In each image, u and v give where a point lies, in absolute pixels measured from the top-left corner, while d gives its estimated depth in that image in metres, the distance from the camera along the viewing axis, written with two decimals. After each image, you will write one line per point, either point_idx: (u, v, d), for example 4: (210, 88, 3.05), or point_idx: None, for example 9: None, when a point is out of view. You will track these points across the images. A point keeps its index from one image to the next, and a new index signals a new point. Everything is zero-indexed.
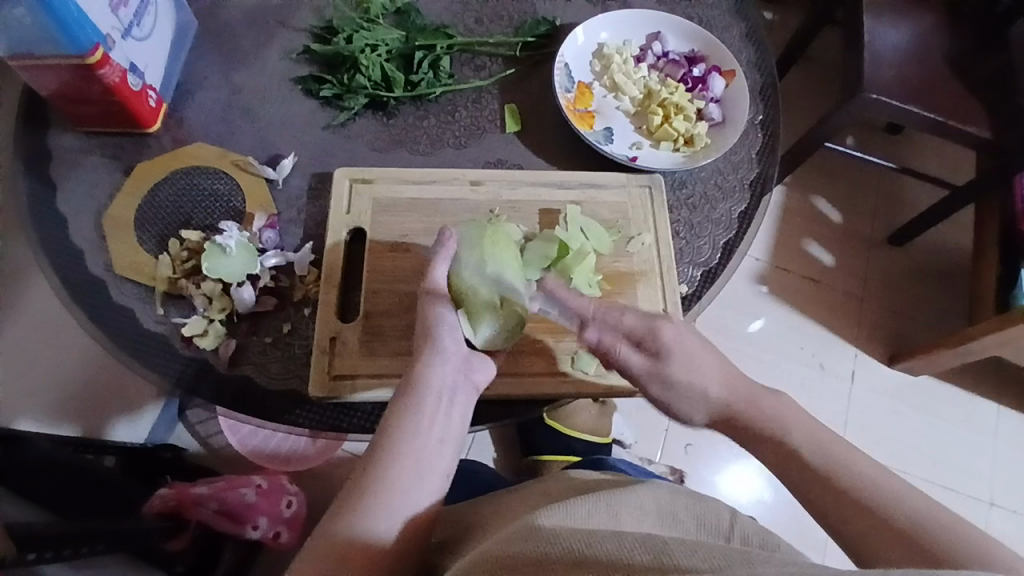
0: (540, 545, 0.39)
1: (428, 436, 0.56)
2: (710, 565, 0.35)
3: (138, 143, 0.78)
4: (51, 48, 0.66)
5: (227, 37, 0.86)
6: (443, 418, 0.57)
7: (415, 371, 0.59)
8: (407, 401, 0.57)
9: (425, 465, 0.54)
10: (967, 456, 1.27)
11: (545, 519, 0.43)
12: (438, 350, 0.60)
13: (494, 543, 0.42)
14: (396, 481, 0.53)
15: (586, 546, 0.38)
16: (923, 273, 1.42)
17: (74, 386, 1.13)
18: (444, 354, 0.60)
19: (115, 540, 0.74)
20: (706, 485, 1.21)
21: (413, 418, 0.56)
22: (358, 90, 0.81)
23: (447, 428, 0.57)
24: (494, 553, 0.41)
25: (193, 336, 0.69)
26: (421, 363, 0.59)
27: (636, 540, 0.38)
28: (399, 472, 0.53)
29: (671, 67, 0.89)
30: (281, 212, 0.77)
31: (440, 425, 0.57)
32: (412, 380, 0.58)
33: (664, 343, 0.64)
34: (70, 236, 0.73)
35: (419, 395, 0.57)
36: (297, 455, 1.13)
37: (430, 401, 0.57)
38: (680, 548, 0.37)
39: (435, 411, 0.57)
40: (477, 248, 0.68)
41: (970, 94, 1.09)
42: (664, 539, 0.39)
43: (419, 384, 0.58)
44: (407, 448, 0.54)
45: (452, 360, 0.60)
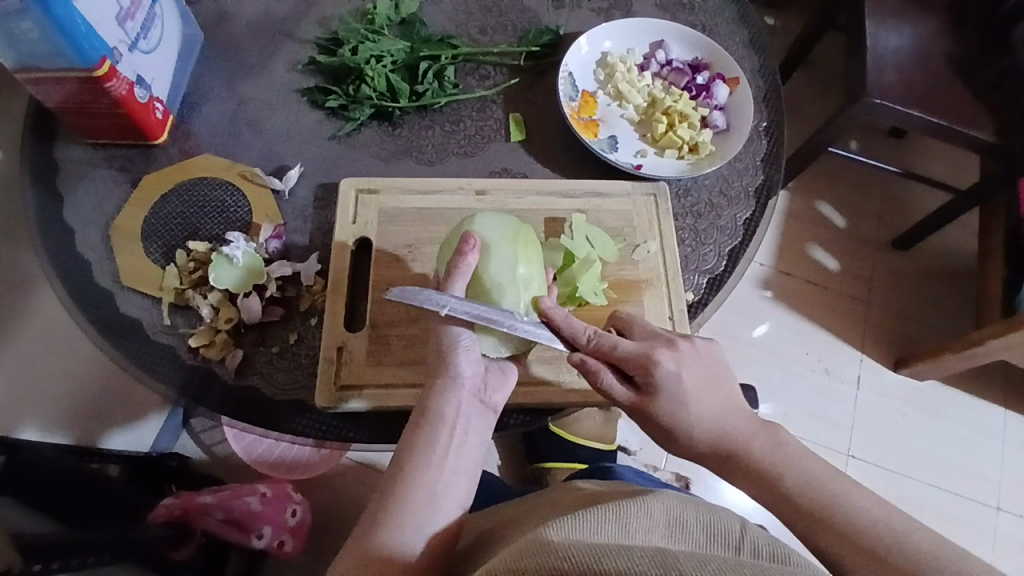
0: (548, 559, 0.39)
1: (444, 466, 0.55)
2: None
3: (144, 154, 0.79)
4: (59, 62, 0.66)
5: (233, 48, 0.86)
6: (457, 447, 0.57)
7: (430, 400, 0.58)
8: (422, 433, 0.56)
9: (440, 496, 0.54)
10: (976, 462, 1.27)
11: (553, 534, 0.43)
12: (453, 377, 0.59)
13: (502, 556, 0.42)
14: (411, 514, 0.52)
15: (595, 562, 0.38)
16: (928, 278, 1.42)
17: (80, 395, 1.13)
18: (460, 380, 0.59)
19: (121, 550, 0.74)
20: (712, 492, 1.20)
21: (427, 450, 0.56)
22: (364, 100, 0.81)
23: (462, 458, 0.57)
24: (503, 565, 0.41)
25: (200, 346, 0.70)
26: (434, 392, 0.58)
27: (645, 556, 0.38)
28: (417, 502, 0.53)
29: (675, 75, 0.89)
30: (288, 222, 0.77)
31: (456, 455, 0.56)
32: (425, 410, 0.58)
33: (657, 377, 0.60)
34: (77, 247, 0.74)
35: (434, 425, 0.57)
36: (303, 463, 1.13)
37: (443, 432, 0.57)
38: (690, 562, 0.37)
39: (449, 441, 0.57)
40: (509, 245, 0.66)
41: (973, 98, 1.09)
42: (671, 552, 0.39)
43: (434, 415, 0.57)
44: (421, 480, 0.54)
45: (468, 386, 0.59)
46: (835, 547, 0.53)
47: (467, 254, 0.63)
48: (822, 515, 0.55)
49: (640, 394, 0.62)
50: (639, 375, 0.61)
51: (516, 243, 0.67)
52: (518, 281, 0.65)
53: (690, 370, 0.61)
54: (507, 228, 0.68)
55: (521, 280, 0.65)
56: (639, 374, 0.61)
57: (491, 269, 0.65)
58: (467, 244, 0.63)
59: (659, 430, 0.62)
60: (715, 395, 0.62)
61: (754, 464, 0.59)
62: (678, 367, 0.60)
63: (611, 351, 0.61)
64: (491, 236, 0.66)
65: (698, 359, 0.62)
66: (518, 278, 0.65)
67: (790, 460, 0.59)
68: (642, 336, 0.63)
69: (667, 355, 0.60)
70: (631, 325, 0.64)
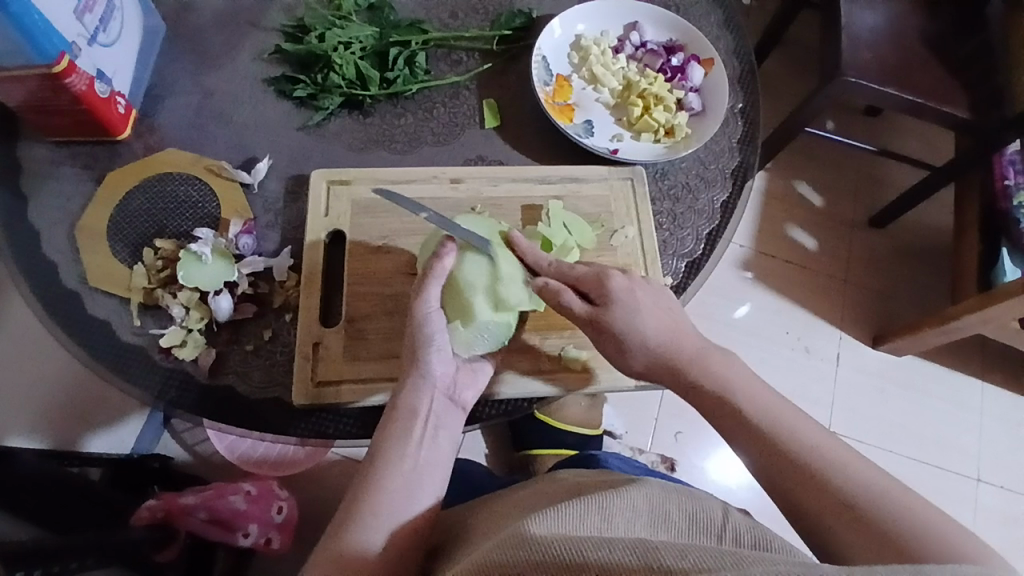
0: (528, 554, 0.39)
1: (419, 459, 0.56)
2: (700, 567, 0.35)
3: (109, 150, 0.76)
4: (17, 59, 0.64)
5: (196, 38, 0.84)
6: (430, 442, 0.57)
7: (403, 396, 0.59)
8: (396, 427, 0.57)
9: (415, 487, 0.54)
10: (955, 434, 1.29)
11: (534, 528, 0.42)
12: (425, 374, 0.60)
13: (482, 553, 0.42)
14: (388, 501, 0.53)
15: (573, 557, 0.37)
16: (905, 254, 1.43)
17: (56, 399, 1.11)
18: (431, 378, 0.60)
19: (103, 555, 0.73)
20: (698, 472, 1.21)
21: (401, 442, 0.56)
22: (333, 89, 0.79)
23: (435, 451, 0.57)
24: (485, 561, 0.40)
25: (172, 347, 0.68)
26: (407, 388, 0.59)
27: (625, 547, 0.38)
28: (391, 495, 0.53)
29: (649, 57, 0.88)
30: (258, 217, 0.75)
31: (430, 447, 0.57)
32: (399, 404, 0.58)
33: (611, 291, 0.62)
34: (43, 248, 0.71)
35: (407, 419, 0.57)
36: (286, 460, 1.11)
37: (418, 426, 0.57)
38: (670, 551, 0.37)
39: (423, 434, 0.57)
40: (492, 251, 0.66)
41: (947, 74, 1.10)
42: (652, 542, 0.39)
43: (407, 409, 0.58)
44: (397, 470, 0.54)
45: (440, 383, 0.60)
46: (819, 513, 0.51)
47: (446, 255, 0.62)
48: (786, 449, 0.54)
49: (596, 309, 0.62)
50: (594, 291, 0.63)
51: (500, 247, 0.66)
52: (498, 284, 0.65)
53: (642, 289, 0.63)
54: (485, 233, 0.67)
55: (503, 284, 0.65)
56: (593, 291, 0.63)
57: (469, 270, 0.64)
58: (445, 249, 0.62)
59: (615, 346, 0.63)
60: (663, 316, 0.63)
61: (696, 376, 0.61)
62: (631, 286, 0.62)
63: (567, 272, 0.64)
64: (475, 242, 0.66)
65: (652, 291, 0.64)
66: (502, 275, 0.65)
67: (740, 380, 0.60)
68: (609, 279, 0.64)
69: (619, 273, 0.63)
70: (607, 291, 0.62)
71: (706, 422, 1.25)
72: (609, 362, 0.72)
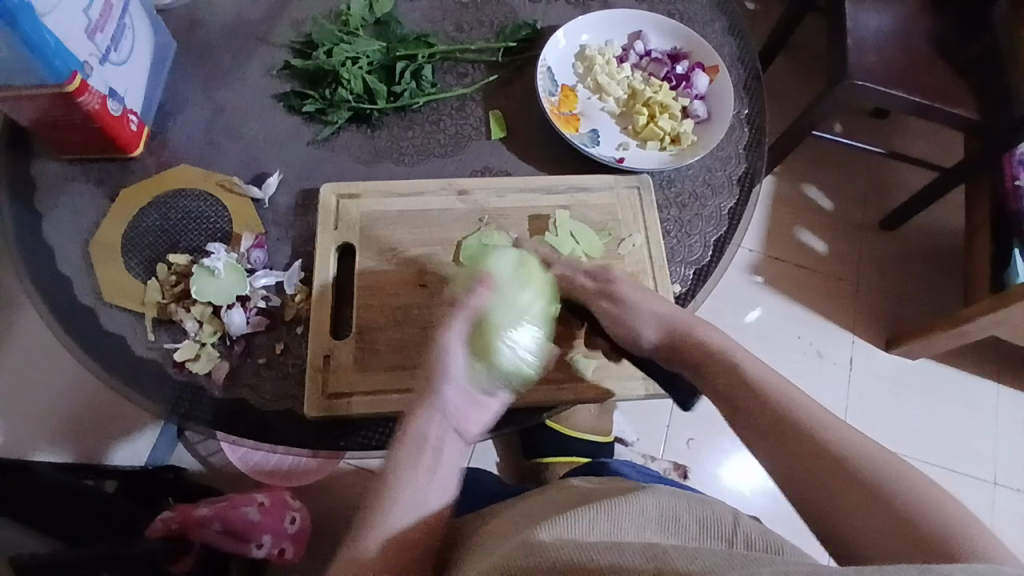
0: (541, 559, 0.39)
1: (427, 487, 0.54)
2: (709, 569, 0.35)
3: (121, 167, 0.78)
4: (28, 79, 0.65)
5: (206, 55, 0.85)
6: (438, 468, 0.55)
7: (412, 423, 0.57)
8: (404, 454, 0.55)
9: (421, 513, 0.53)
10: (967, 434, 1.28)
11: (543, 535, 0.42)
12: (436, 404, 0.58)
13: (495, 560, 0.42)
14: (396, 525, 0.52)
15: (583, 560, 0.38)
16: (916, 257, 1.42)
17: (71, 412, 1.12)
18: (442, 407, 0.58)
19: (119, 567, 0.73)
20: (710, 478, 1.21)
21: (412, 469, 0.54)
22: (341, 103, 0.80)
23: (443, 477, 0.56)
24: (497, 567, 0.41)
25: (186, 360, 0.69)
26: (415, 416, 0.57)
27: (636, 550, 0.38)
28: (399, 522, 0.52)
29: (654, 65, 0.88)
30: (269, 231, 0.76)
31: (438, 474, 0.55)
32: (408, 431, 0.56)
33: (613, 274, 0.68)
34: (58, 264, 0.73)
35: (415, 448, 0.56)
36: (298, 470, 1.12)
37: (427, 455, 0.56)
38: (679, 553, 0.37)
39: (432, 462, 0.55)
40: (518, 284, 0.65)
41: (955, 75, 1.09)
42: (662, 545, 0.39)
43: (416, 436, 0.56)
44: (407, 498, 0.53)
45: (448, 412, 0.58)
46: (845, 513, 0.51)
47: (478, 293, 0.63)
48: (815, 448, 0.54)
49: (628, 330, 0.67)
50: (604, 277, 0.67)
51: (525, 277, 0.66)
52: (519, 320, 0.64)
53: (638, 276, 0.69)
54: (516, 266, 0.66)
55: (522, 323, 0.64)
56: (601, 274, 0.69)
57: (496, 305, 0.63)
58: (480, 283, 0.64)
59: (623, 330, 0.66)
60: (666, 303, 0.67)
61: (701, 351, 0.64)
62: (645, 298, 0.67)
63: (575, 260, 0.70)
64: (502, 276, 0.65)
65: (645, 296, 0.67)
66: (521, 311, 0.64)
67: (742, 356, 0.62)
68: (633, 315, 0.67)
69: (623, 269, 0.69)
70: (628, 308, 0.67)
71: (717, 427, 1.24)
72: (617, 370, 0.72)
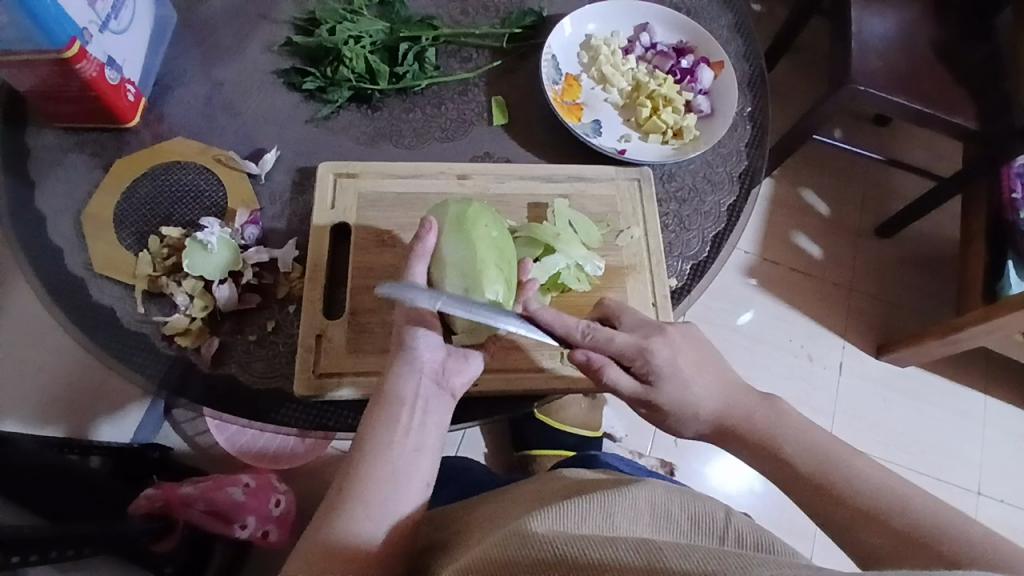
0: (534, 552, 0.38)
1: (404, 449, 0.54)
2: (702, 568, 0.35)
3: (117, 138, 0.77)
4: (27, 44, 0.64)
5: (207, 29, 0.84)
6: (418, 427, 0.56)
7: (388, 381, 0.57)
8: (380, 414, 0.55)
9: (401, 478, 0.53)
10: (955, 444, 1.28)
11: (537, 525, 0.42)
12: (410, 361, 0.58)
13: (484, 549, 0.41)
14: (369, 491, 0.52)
15: (575, 552, 0.37)
16: (911, 264, 1.43)
17: (56, 387, 1.11)
18: (415, 363, 0.58)
19: (101, 543, 0.73)
20: (697, 477, 1.21)
21: (386, 431, 0.55)
22: (342, 82, 0.79)
23: (423, 440, 0.55)
24: (488, 557, 0.40)
25: (175, 335, 0.68)
26: (391, 374, 0.57)
27: (629, 546, 0.38)
28: (375, 488, 0.52)
29: (659, 58, 0.88)
30: (264, 208, 0.76)
31: (417, 434, 0.55)
32: (385, 390, 0.57)
33: (655, 364, 0.60)
34: (49, 234, 0.72)
35: (392, 405, 0.56)
36: (286, 453, 1.12)
37: (404, 413, 0.56)
38: (673, 551, 0.37)
39: (411, 420, 0.56)
40: (457, 230, 0.66)
41: (957, 84, 1.09)
42: (655, 542, 0.38)
43: (392, 396, 0.56)
44: (380, 461, 0.53)
45: (426, 367, 0.58)
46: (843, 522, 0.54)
47: (425, 238, 0.63)
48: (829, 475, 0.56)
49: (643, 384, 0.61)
50: (638, 363, 0.61)
51: (464, 227, 0.66)
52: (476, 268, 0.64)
53: (683, 354, 0.61)
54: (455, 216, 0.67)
55: (477, 266, 0.64)
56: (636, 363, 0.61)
57: (445, 257, 0.65)
58: (426, 226, 0.63)
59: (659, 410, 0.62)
60: None
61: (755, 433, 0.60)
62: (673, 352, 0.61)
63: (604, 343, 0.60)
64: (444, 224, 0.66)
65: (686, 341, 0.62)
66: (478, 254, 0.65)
67: (797, 428, 0.60)
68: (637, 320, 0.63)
69: (661, 344, 0.61)
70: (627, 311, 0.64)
71: None
72: None
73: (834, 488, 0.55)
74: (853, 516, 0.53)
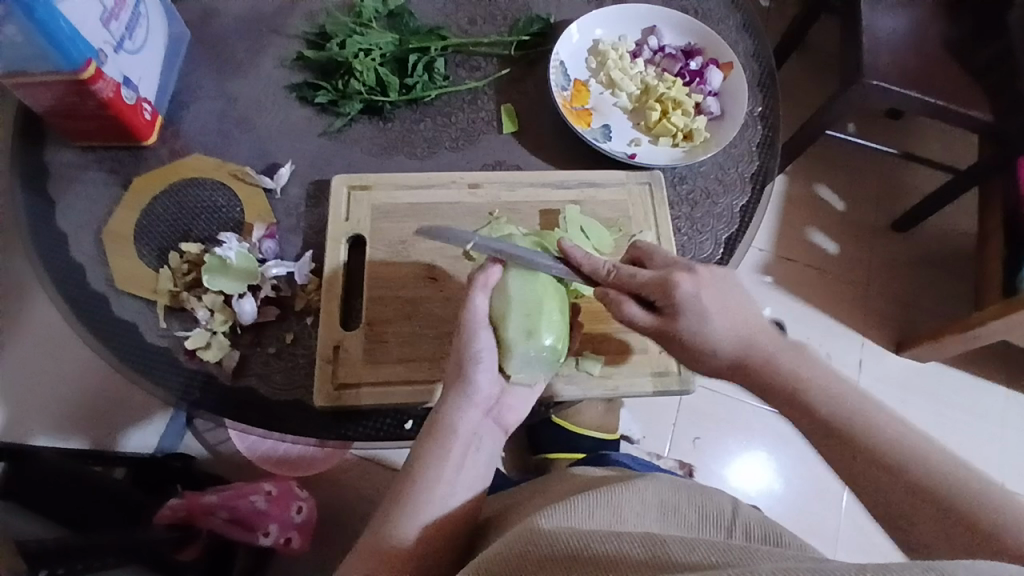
0: (539, 548, 0.39)
1: (454, 484, 0.55)
2: (708, 563, 0.35)
3: (134, 155, 0.78)
4: (44, 65, 0.65)
5: (220, 46, 0.85)
6: (469, 462, 0.57)
7: (444, 415, 0.58)
8: (434, 446, 0.56)
9: (447, 510, 0.54)
10: (978, 441, 1.27)
11: (544, 521, 0.42)
12: (468, 393, 0.59)
13: (494, 545, 0.42)
14: (420, 525, 0.53)
15: (582, 546, 0.38)
16: (928, 257, 1.41)
17: (80, 398, 1.13)
18: (473, 396, 0.59)
19: (127, 553, 0.74)
20: (715, 478, 1.21)
21: (440, 463, 0.55)
22: (353, 95, 0.80)
23: (471, 474, 0.57)
24: (496, 553, 0.40)
25: (197, 349, 0.69)
26: (447, 407, 0.59)
27: (634, 537, 0.38)
28: (425, 521, 0.53)
29: (668, 61, 0.88)
30: (280, 221, 0.77)
31: (468, 469, 0.57)
32: (440, 423, 0.58)
33: (676, 298, 0.60)
34: (70, 252, 0.73)
35: (446, 439, 0.57)
36: (307, 458, 1.14)
37: (458, 448, 0.57)
38: (677, 543, 0.37)
39: (464, 455, 0.57)
40: (500, 245, 0.65)
41: (969, 77, 1.08)
42: (660, 535, 0.39)
43: (447, 428, 0.57)
44: (435, 494, 0.54)
45: (480, 401, 0.60)
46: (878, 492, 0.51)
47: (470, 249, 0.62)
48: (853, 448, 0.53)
49: (664, 317, 0.61)
50: (659, 299, 0.61)
51: (519, 213, 0.66)
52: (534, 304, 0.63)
53: (709, 292, 0.60)
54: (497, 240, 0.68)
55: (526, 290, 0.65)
56: (659, 297, 0.61)
57: (502, 283, 0.63)
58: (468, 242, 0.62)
59: (687, 350, 0.62)
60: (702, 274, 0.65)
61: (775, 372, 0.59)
62: (699, 289, 0.60)
63: (643, 253, 0.65)
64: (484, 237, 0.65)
65: (717, 283, 0.61)
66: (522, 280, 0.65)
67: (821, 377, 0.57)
68: (661, 265, 0.63)
69: (687, 278, 0.60)
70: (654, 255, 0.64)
71: (723, 428, 1.24)
72: (626, 366, 0.72)
73: (854, 440, 0.53)
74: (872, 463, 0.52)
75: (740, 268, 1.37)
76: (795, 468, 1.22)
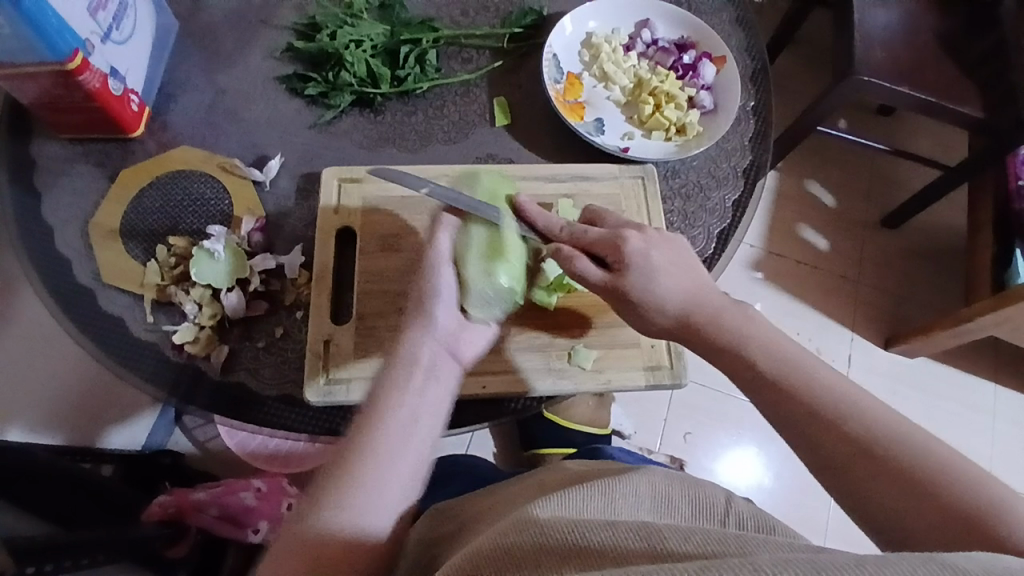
0: (532, 538, 0.38)
1: (416, 411, 0.53)
2: (702, 550, 0.35)
3: (121, 148, 0.77)
4: (30, 56, 0.64)
5: (208, 37, 0.84)
6: (431, 389, 0.55)
7: (404, 343, 0.57)
8: (396, 373, 0.55)
9: (412, 440, 0.52)
10: (967, 434, 1.28)
11: (540, 511, 0.42)
12: (428, 324, 0.58)
13: (487, 535, 0.41)
14: (384, 450, 0.50)
15: (580, 538, 0.37)
16: (917, 253, 1.42)
17: (67, 395, 1.12)
18: (432, 328, 0.58)
19: (116, 550, 0.73)
20: (707, 473, 1.21)
21: (400, 391, 0.54)
22: (344, 87, 0.79)
23: (434, 401, 0.55)
24: (490, 543, 0.40)
25: (185, 343, 0.68)
26: (408, 337, 0.57)
27: (630, 529, 0.38)
28: (389, 448, 0.50)
29: (660, 55, 0.88)
30: (269, 214, 0.76)
31: (429, 396, 0.55)
32: (400, 352, 0.56)
33: (627, 254, 0.61)
34: (57, 246, 0.72)
35: (407, 366, 0.55)
36: (297, 455, 1.10)
37: (418, 376, 0.55)
38: (675, 534, 0.37)
39: (424, 382, 0.55)
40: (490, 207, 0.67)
41: (960, 73, 1.08)
42: (656, 525, 0.38)
43: (408, 358, 0.56)
44: (395, 420, 0.52)
45: (441, 333, 0.59)
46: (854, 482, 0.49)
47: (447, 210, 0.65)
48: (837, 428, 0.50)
49: (614, 274, 0.61)
50: (611, 256, 0.61)
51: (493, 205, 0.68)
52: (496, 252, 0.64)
53: (658, 250, 0.61)
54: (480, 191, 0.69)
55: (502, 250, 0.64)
56: (609, 253, 0.61)
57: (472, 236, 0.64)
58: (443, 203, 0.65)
59: (637, 313, 0.62)
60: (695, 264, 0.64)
61: (732, 341, 0.59)
62: (648, 246, 0.61)
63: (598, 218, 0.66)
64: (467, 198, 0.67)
65: (668, 244, 0.63)
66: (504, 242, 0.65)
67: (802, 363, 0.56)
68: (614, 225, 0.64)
69: (635, 234, 0.61)
70: (606, 220, 0.66)
71: (715, 423, 1.24)
72: (618, 360, 0.72)
73: (849, 430, 0.50)
74: (856, 461, 0.49)
75: (733, 261, 1.38)
76: (784, 462, 1.22)
